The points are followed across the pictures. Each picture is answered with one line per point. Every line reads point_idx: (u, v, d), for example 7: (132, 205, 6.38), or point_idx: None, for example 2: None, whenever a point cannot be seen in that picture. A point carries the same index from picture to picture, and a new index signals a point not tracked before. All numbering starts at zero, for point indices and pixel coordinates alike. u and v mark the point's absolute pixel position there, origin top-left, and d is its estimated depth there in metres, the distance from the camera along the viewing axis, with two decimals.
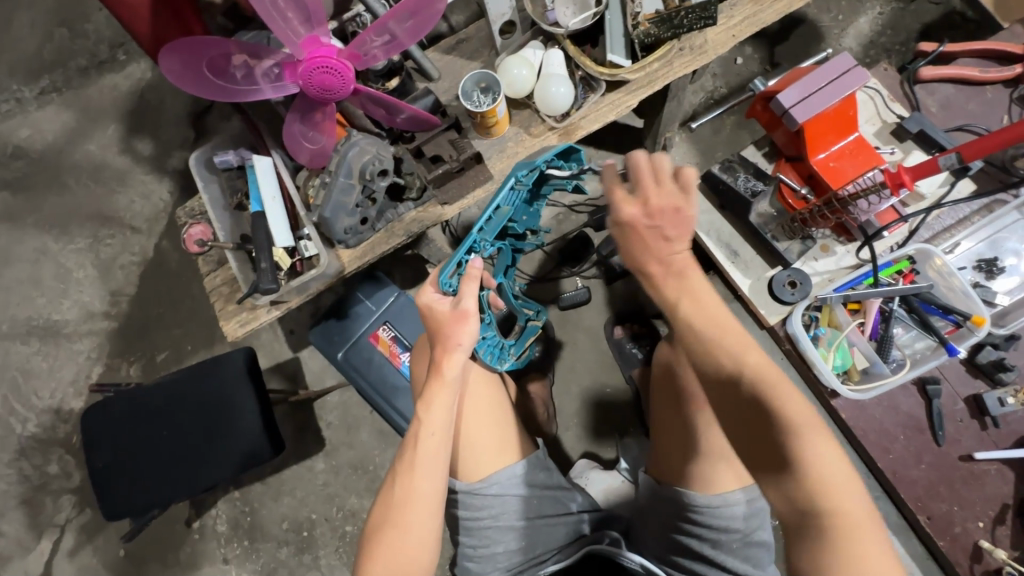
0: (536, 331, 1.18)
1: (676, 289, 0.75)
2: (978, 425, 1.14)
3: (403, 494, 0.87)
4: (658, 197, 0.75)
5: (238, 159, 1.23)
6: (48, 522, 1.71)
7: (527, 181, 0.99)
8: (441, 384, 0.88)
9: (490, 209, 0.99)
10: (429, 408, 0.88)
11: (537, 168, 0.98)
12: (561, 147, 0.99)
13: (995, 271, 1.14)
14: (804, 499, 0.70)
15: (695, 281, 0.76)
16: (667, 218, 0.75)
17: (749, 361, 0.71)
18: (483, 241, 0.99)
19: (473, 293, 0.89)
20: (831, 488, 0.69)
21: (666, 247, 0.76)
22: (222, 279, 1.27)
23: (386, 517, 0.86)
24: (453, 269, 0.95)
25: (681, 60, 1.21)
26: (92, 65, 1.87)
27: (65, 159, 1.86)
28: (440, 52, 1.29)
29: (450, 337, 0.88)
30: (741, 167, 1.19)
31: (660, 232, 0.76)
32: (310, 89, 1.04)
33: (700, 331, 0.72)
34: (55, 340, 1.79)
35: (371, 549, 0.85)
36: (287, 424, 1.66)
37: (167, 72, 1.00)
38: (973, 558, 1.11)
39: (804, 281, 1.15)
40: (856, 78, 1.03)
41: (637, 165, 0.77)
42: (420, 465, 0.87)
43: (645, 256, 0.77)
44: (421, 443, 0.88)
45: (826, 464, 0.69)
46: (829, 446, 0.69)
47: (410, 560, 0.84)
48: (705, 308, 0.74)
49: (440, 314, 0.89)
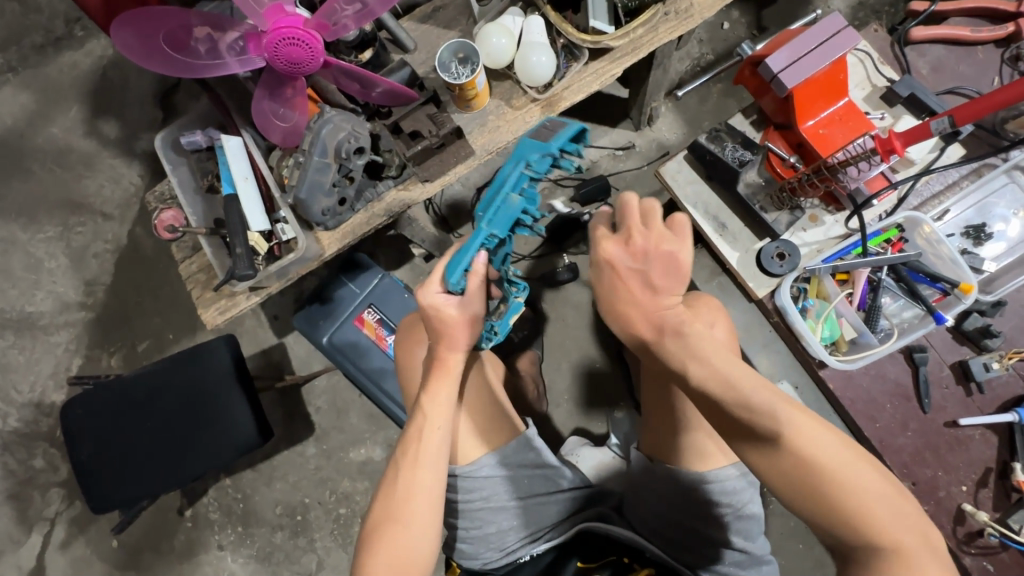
0: (520, 309, 0.98)
1: (681, 351, 0.70)
2: (963, 391, 1.16)
3: (404, 490, 0.85)
4: (643, 241, 0.73)
5: (206, 139, 1.17)
6: (38, 516, 1.69)
7: (540, 167, 0.83)
8: (446, 376, 0.88)
9: (498, 199, 0.82)
10: (431, 401, 0.88)
11: (551, 153, 0.82)
12: (576, 130, 0.83)
13: (983, 237, 1.14)
14: (843, 530, 0.68)
15: (698, 341, 0.70)
16: (657, 260, 0.73)
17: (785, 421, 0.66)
18: (493, 235, 0.84)
19: (481, 295, 0.86)
20: (873, 516, 0.66)
21: (654, 300, 0.73)
22: (199, 265, 1.22)
23: (387, 512, 0.85)
24: (462, 267, 0.84)
25: (666, 25, 1.17)
26: (48, 43, 1.77)
27: (27, 143, 1.77)
28: (415, 21, 1.23)
29: (458, 338, 0.87)
30: (727, 136, 1.14)
31: (646, 278, 0.73)
32: (276, 63, 0.99)
33: (713, 393, 0.68)
34: (31, 332, 1.74)
35: (371, 546, 0.84)
36: (276, 410, 1.65)
37: (121, 48, 0.94)
38: (955, 520, 1.14)
39: (793, 252, 1.12)
40: (848, 40, 1.00)
41: (625, 208, 0.76)
42: (423, 460, 0.87)
43: (627, 304, 0.73)
44: (422, 438, 0.87)
45: (863, 493, 0.66)
46: (865, 475, 0.67)
47: (413, 556, 0.83)
48: (710, 363, 0.69)
49: (448, 317, 0.85)
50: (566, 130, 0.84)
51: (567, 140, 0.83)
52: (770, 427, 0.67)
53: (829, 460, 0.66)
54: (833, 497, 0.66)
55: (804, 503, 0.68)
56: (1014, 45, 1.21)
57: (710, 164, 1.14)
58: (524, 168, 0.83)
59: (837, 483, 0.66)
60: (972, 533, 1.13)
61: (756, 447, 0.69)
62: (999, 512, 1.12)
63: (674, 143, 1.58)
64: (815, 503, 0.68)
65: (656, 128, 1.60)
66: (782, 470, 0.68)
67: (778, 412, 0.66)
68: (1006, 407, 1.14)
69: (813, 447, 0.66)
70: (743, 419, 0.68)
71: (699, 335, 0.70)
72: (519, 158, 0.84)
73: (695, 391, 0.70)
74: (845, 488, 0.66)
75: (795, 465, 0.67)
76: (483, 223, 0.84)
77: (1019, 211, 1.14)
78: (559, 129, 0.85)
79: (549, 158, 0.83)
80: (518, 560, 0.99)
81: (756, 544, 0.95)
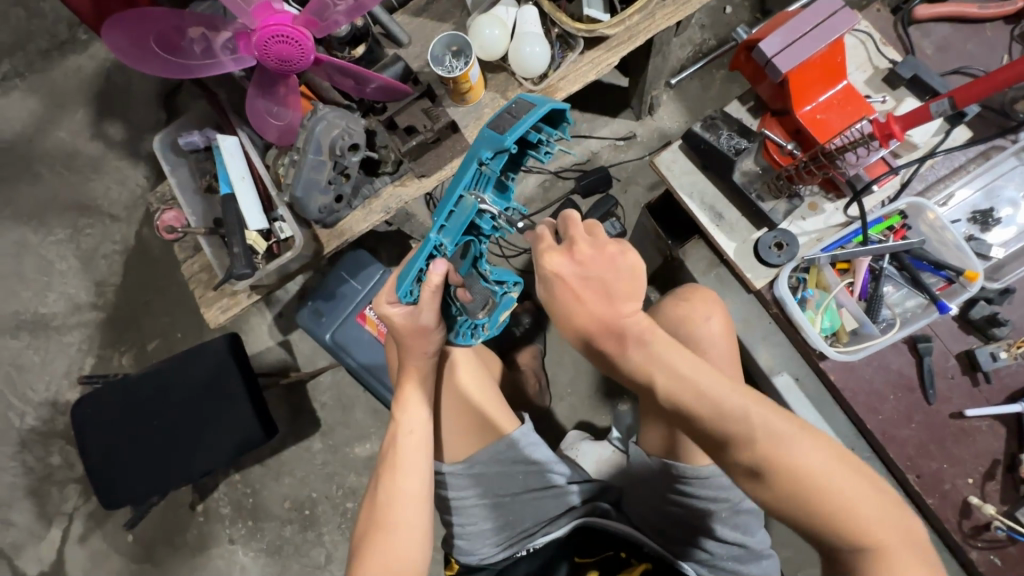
0: (513, 302, 0.87)
1: (644, 359, 0.72)
2: (970, 381, 1.13)
3: (387, 494, 0.87)
4: (590, 253, 0.75)
5: (204, 139, 1.18)
6: (56, 511, 1.73)
7: (495, 165, 0.77)
8: (412, 383, 0.93)
9: (451, 201, 0.79)
10: (406, 409, 0.93)
11: (505, 147, 0.75)
12: (534, 116, 0.74)
13: (990, 222, 1.11)
14: (831, 536, 0.67)
15: (660, 348, 0.72)
16: (608, 274, 0.74)
17: (761, 426, 0.67)
18: (444, 243, 0.80)
19: (432, 307, 0.84)
20: (861, 522, 0.65)
21: (610, 309, 0.73)
22: (200, 265, 1.24)
23: (373, 518, 0.86)
24: (411, 279, 0.83)
25: (663, 11, 1.14)
26: (53, 47, 1.79)
27: (36, 147, 1.80)
28: (408, 15, 1.22)
29: (416, 347, 0.90)
30: (723, 124, 1.13)
31: (602, 286, 0.74)
32: (267, 62, 0.99)
33: (687, 402, 0.69)
34: (45, 333, 1.77)
35: (361, 551, 0.84)
36: (282, 407, 1.67)
37: (114, 51, 0.95)
38: (961, 513, 1.11)
39: (792, 242, 1.09)
40: (843, 22, 0.98)
41: (569, 222, 0.78)
42: (403, 464, 0.89)
43: (589, 317, 0.73)
44: (399, 443, 0.91)
45: (852, 495, 0.66)
46: (851, 479, 0.67)
47: (402, 560, 0.82)
48: (677, 372, 0.70)
49: (400, 327, 0.88)
50: (526, 117, 0.75)
51: (524, 129, 0.74)
52: (747, 433, 0.67)
53: (812, 467, 0.66)
54: (817, 502, 0.66)
55: (789, 508, 0.67)
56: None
57: (704, 153, 1.12)
58: (478, 166, 0.78)
59: (823, 490, 0.65)
60: (979, 525, 1.10)
61: (729, 455, 0.68)
62: (1008, 505, 1.10)
63: (675, 131, 1.56)
64: (801, 509, 0.66)
65: (657, 117, 1.57)
66: (763, 479, 0.67)
67: (753, 416, 0.67)
68: (1015, 397, 1.11)
69: (796, 453, 0.66)
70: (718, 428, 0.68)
71: (661, 344, 0.72)
72: (475, 155, 0.79)
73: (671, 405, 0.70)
74: (832, 494, 0.66)
75: (777, 473, 0.66)
76: (434, 230, 0.80)
77: None
78: (520, 115, 0.76)
79: (504, 153, 0.76)
80: (518, 555, 0.99)
81: (757, 537, 0.94)
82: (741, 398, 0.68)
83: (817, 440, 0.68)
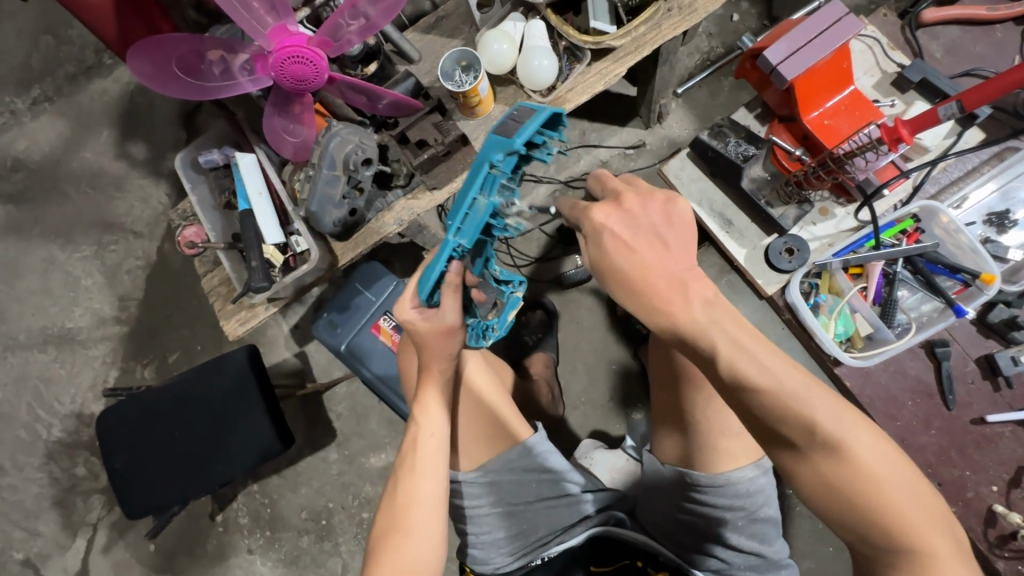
0: (519, 302, 0.90)
1: (706, 322, 0.63)
2: (990, 386, 1.10)
3: (406, 498, 0.88)
4: (639, 203, 0.69)
5: (223, 157, 1.21)
6: (81, 521, 1.77)
7: (505, 166, 0.78)
8: (433, 386, 0.94)
9: (465, 204, 0.79)
10: (424, 412, 0.93)
11: (515, 150, 0.76)
12: (540, 120, 0.75)
13: (1006, 225, 1.09)
14: (878, 535, 0.63)
15: (719, 314, 0.64)
16: (674, 229, 0.68)
17: (814, 402, 0.61)
18: (462, 244, 0.80)
19: (456, 306, 0.85)
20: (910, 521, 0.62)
21: (664, 258, 0.66)
22: (219, 279, 1.27)
23: (390, 521, 0.87)
24: (432, 281, 0.83)
25: (669, 21, 1.16)
26: (80, 71, 1.86)
27: (63, 168, 1.87)
28: (419, 32, 1.25)
29: (438, 349, 0.89)
30: (731, 131, 1.11)
31: (656, 236, 0.68)
32: (284, 81, 1.01)
33: (748, 375, 0.61)
34: (71, 347, 1.82)
35: (376, 557, 0.84)
36: (299, 418, 1.69)
37: (137, 75, 0.99)
38: (986, 522, 1.08)
39: (802, 247, 1.08)
40: (848, 28, 0.98)
41: (603, 179, 0.76)
42: (417, 468, 0.90)
43: (648, 275, 0.66)
44: (419, 446, 0.91)
45: (912, 509, 0.62)
46: (905, 476, 0.63)
47: (416, 566, 0.82)
48: (738, 338, 0.63)
49: (421, 330, 0.87)
50: (532, 120, 0.77)
51: (532, 132, 0.76)
52: (801, 416, 0.61)
53: (862, 455, 0.62)
54: (862, 490, 0.62)
55: (834, 498, 0.64)
56: None
57: (712, 160, 1.12)
58: (488, 169, 0.78)
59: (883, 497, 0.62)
60: (1005, 535, 1.07)
61: (784, 433, 0.63)
62: None
63: (685, 139, 1.57)
64: (849, 500, 0.63)
65: (667, 125, 1.58)
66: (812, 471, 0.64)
67: (808, 394, 0.61)
68: None
69: (861, 450, 0.62)
70: (773, 407, 0.62)
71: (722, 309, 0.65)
72: (485, 159, 0.79)
73: (726, 377, 0.63)
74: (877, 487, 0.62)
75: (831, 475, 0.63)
76: (451, 233, 0.80)
77: None
78: (525, 120, 0.78)
79: (514, 155, 0.77)
80: (529, 564, 0.99)
81: (774, 547, 0.93)
82: (800, 374, 0.62)
83: (871, 429, 0.64)
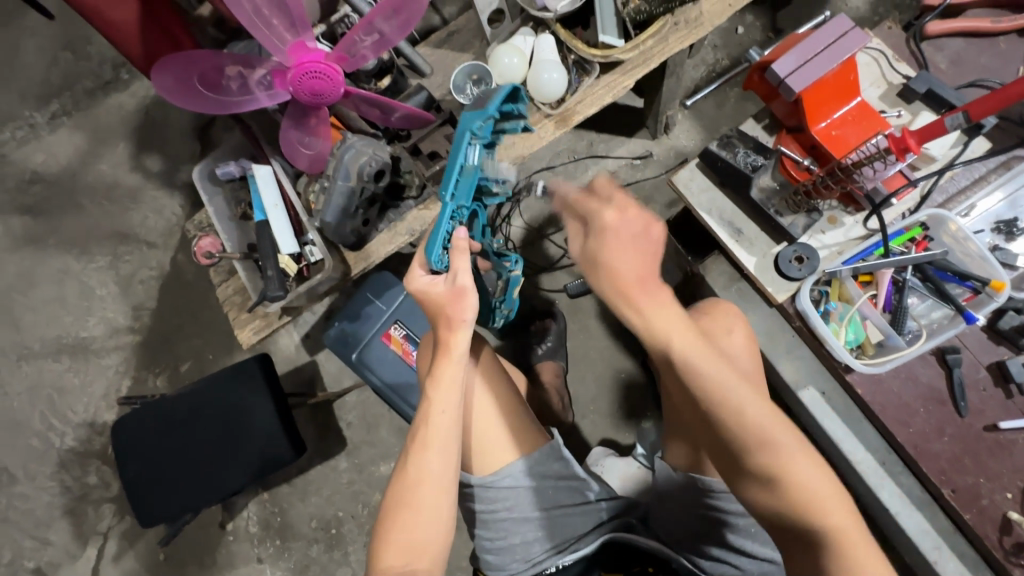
0: (519, 281, 1.08)
1: (657, 326, 0.76)
2: (1002, 393, 1.10)
3: (415, 475, 0.86)
4: (620, 217, 0.79)
5: (240, 169, 1.24)
6: (92, 530, 1.78)
7: (483, 133, 0.89)
8: (448, 360, 0.87)
9: (455, 170, 0.89)
10: (435, 380, 0.88)
11: (490, 116, 0.88)
12: (506, 91, 0.90)
13: (1015, 232, 1.11)
14: (796, 521, 0.73)
15: (670, 320, 0.76)
16: (645, 247, 0.78)
17: (741, 399, 0.74)
18: (460, 207, 0.90)
19: (466, 267, 0.86)
20: (822, 510, 0.71)
21: (638, 272, 0.76)
22: (235, 288, 1.29)
23: (399, 496, 0.86)
24: (441, 243, 0.89)
25: (676, 35, 1.18)
26: (97, 86, 1.91)
27: (80, 181, 1.91)
28: (431, 47, 1.28)
29: (452, 314, 0.86)
30: (740, 142, 1.14)
31: (638, 247, 0.77)
32: (301, 96, 1.04)
33: (691, 364, 0.74)
34: (85, 356, 1.85)
35: (385, 530, 0.85)
36: (309, 426, 1.70)
37: (160, 90, 1.01)
38: (1001, 530, 1.08)
39: (812, 255, 1.10)
40: (856, 40, 1.02)
41: (603, 188, 0.84)
42: (425, 443, 0.87)
43: (621, 279, 0.76)
44: (432, 421, 0.87)
45: (827, 502, 0.72)
46: (822, 475, 0.73)
47: (425, 541, 0.84)
48: (683, 337, 0.75)
49: (437, 294, 0.87)
50: (498, 93, 0.90)
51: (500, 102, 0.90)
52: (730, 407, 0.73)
53: (783, 447, 0.73)
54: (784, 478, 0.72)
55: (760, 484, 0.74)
56: None
57: (721, 170, 1.13)
58: (469, 139, 0.89)
59: (818, 512, 0.71)
60: (1021, 543, 1.06)
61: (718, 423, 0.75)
62: None
63: (692, 149, 1.59)
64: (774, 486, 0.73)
65: (673, 135, 1.61)
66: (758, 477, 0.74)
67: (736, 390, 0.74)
68: None
69: (781, 443, 0.73)
70: (706, 398, 0.74)
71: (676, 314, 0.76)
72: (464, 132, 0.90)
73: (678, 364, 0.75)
74: (799, 477, 0.72)
75: (780, 483, 0.72)
76: (448, 199, 0.90)
77: None
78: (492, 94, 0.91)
79: (490, 122, 0.90)
80: (543, 572, 0.99)
81: None
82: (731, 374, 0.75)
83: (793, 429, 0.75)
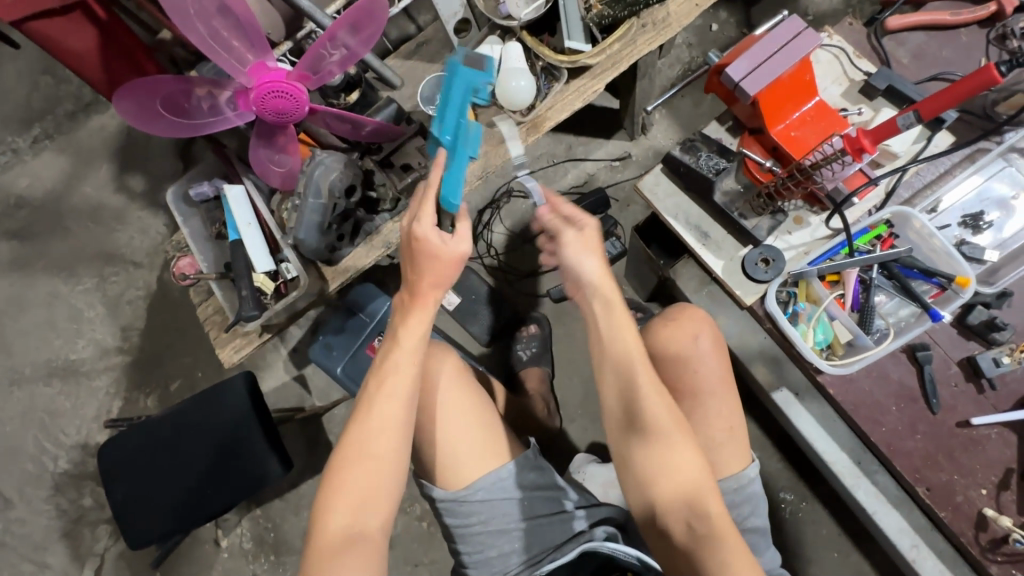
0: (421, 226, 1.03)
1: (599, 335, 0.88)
2: (974, 388, 1.10)
3: (372, 426, 0.82)
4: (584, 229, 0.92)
5: (214, 189, 1.25)
6: (89, 552, 1.79)
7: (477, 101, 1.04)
8: (422, 306, 0.85)
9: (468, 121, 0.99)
10: (406, 327, 0.85)
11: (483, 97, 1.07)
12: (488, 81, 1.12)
13: (981, 227, 1.10)
14: (688, 509, 0.81)
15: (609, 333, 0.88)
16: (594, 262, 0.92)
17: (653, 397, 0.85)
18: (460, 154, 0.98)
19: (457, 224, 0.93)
20: (706, 504, 0.81)
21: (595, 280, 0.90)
22: (213, 308, 1.29)
23: (348, 449, 0.81)
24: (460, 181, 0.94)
25: (644, 37, 1.18)
26: (79, 108, 1.91)
27: (65, 204, 1.91)
28: (400, 59, 1.28)
29: (438, 270, 0.84)
30: (702, 145, 1.14)
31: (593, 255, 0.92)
32: (265, 114, 1.04)
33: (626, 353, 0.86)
34: (75, 379, 1.85)
35: (336, 478, 0.80)
36: (299, 441, 1.70)
37: (125, 116, 1.02)
38: (977, 527, 1.06)
39: (777, 258, 1.09)
40: (809, 41, 1.02)
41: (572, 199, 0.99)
42: (392, 391, 0.82)
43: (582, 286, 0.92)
44: (397, 364, 0.84)
45: (710, 499, 0.82)
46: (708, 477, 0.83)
47: (380, 489, 0.81)
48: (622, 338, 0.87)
49: (438, 248, 0.83)
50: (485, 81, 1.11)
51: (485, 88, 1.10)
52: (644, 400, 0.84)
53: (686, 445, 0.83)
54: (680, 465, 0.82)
55: (663, 471, 0.83)
56: (999, 24, 1.17)
57: (684, 175, 1.13)
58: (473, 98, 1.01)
59: (700, 504, 0.81)
60: (997, 539, 1.05)
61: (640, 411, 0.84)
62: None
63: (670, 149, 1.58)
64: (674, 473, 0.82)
65: (651, 136, 1.60)
66: (653, 454, 0.84)
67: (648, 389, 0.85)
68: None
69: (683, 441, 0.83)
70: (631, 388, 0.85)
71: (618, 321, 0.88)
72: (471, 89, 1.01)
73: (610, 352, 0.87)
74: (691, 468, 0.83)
75: (670, 468, 0.82)
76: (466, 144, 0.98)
77: (1019, 193, 1.10)
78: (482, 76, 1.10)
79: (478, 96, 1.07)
80: None
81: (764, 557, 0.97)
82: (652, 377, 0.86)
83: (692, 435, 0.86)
